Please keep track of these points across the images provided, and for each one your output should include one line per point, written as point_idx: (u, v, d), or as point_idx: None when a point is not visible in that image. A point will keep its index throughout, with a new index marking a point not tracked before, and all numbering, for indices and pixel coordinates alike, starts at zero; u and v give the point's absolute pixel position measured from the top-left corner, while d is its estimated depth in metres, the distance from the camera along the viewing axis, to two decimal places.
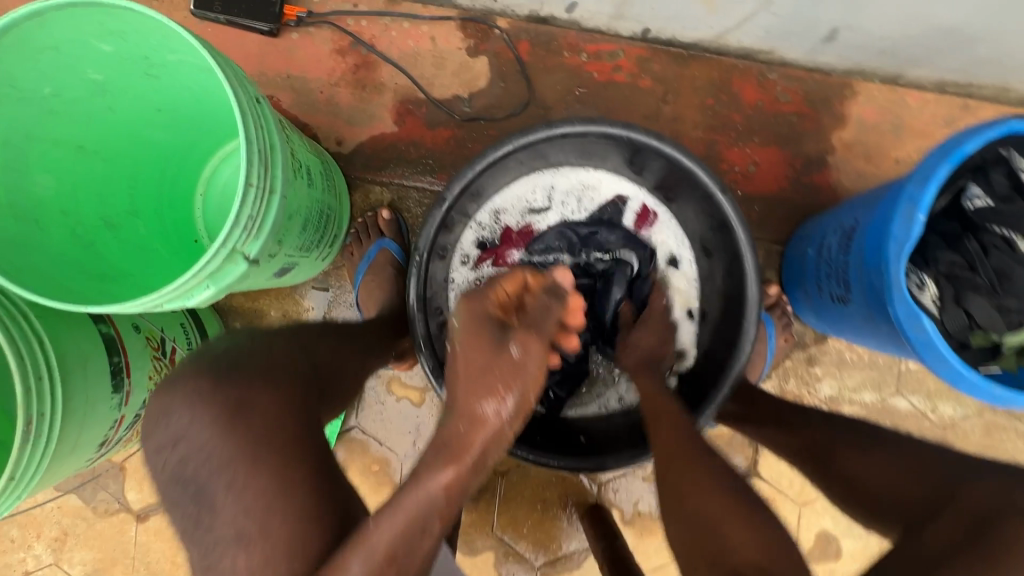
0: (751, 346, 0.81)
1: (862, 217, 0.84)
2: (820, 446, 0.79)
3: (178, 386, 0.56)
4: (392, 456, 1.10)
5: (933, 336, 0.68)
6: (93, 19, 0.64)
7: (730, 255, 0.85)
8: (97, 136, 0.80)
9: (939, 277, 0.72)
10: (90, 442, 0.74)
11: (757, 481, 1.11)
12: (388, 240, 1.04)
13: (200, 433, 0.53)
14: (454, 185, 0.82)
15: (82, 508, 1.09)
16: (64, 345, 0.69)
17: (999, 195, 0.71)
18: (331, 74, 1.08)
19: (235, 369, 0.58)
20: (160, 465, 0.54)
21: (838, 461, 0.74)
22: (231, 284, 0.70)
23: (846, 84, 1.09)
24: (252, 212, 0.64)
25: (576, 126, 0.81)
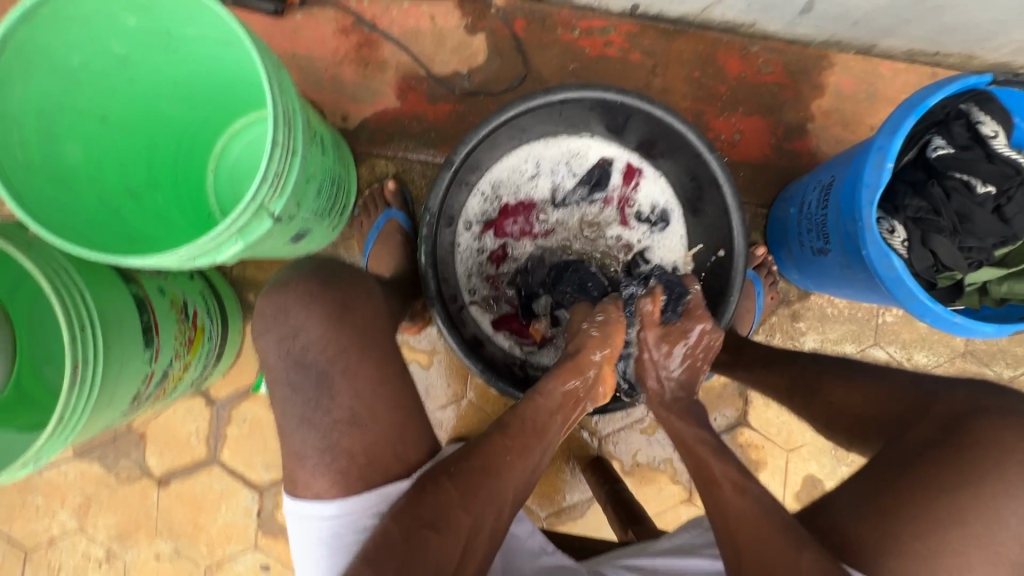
0: (739, 294, 0.87)
1: (837, 173, 0.91)
2: (807, 379, 0.83)
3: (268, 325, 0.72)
4: None
5: (902, 273, 0.75)
6: None
7: (716, 207, 0.92)
8: (120, 110, 0.84)
9: (907, 221, 0.79)
10: (125, 395, 0.79)
11: (747, 431, 1.18)
12: (395, 210, 1.08)
13: (318, 326, 0.71)
14: (460, 150, 0.88)
15: (105, 475, 1.14)
16: (101, 300, 0.74)
17: (959, 144, 0.78)
18: (335, 52, 1.12)
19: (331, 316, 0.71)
20: (284, 350, 0.70)
21: (825, 393, 0.78)
22: (256, 241, 0.74)
23: (824, 55, 1.16)
24: (277, 170, 0.69)
25: (573, 92, 0.87)
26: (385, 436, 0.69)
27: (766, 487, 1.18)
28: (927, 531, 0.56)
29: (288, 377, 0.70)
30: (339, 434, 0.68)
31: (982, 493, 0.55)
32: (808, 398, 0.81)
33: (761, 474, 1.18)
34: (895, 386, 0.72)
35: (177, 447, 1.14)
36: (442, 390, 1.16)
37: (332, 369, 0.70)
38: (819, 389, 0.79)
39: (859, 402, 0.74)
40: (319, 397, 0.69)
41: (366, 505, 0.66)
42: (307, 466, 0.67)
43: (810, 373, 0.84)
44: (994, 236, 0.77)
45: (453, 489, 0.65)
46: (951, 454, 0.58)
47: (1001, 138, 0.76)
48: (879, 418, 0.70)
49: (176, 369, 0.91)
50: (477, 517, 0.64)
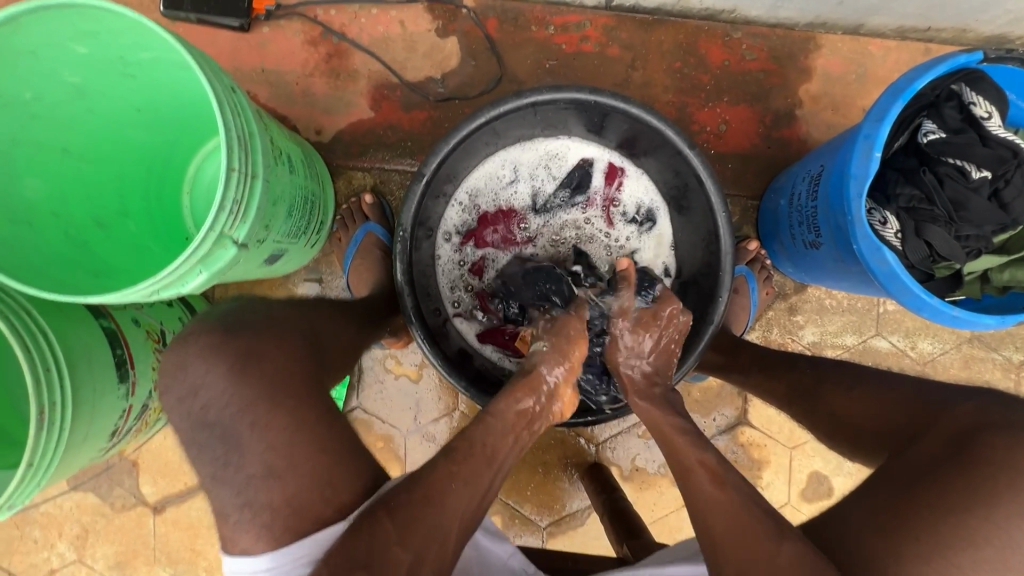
0: (727, 294, 0.85)
1: (826, 163, 0.87)
2: (808, 388, 0.80)
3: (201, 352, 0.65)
4: (395, 432, 1.14)
5: (895, 268, 0.71)
6: (64, 21, 0.67)
7: (700, 205, 0.89)
8: (82, 140, 0.82)
9: (899, 212, 0.75)
10: (101, 432, 0.78)
11: (748, 429, 1.15)
12: (373, 224, 1.06)
13: (220, 383, 0.64)
14: (431, 161, 0.85)
15: (100, 505, 1.13)
16: (67, 339, 0.72)
17: (951, 127, 0.74)
18: (304, 64, 1.09)
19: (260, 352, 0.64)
20: (184, 413, 0.64)
21: (826, 401, 0.76)
22: (222, 269, 0.72)
23: (810, 37, 1.11)
24: (236, 197, 0.67)
25: (545, 94, 0.84)
26: (312, 485, 0.61)
27: (770, 487, 1.15)
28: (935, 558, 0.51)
29: (193, 439, 0.63)
30: (256, 490, 0.60)
31: (993, 514, 0.51)
32: (808, 405, 0.78)
33: (764, 473, 1.15)
34: (898, 398, 0.68)
35: (170, 473, 1.13)
36: (433, 404, 1.14)
37: (239, 425, 0.62)
38: (819, 396, 0.77)
39: (860, 412, 0.71)
40: (229, 455, 0.62)
41: (297, 554, 0.58)
42: (229, 524, 0.60)
43: (812, 379, 0.81)
44: (992, 223, 0.73)
45: (390, 524, 0.58)
46: (958, 470, 0.55)
47: (995, 118, 0.72)
48: (879, 426, 0.67)
49: (156, 401, 0.89)
50: (419, 550, 0.59)
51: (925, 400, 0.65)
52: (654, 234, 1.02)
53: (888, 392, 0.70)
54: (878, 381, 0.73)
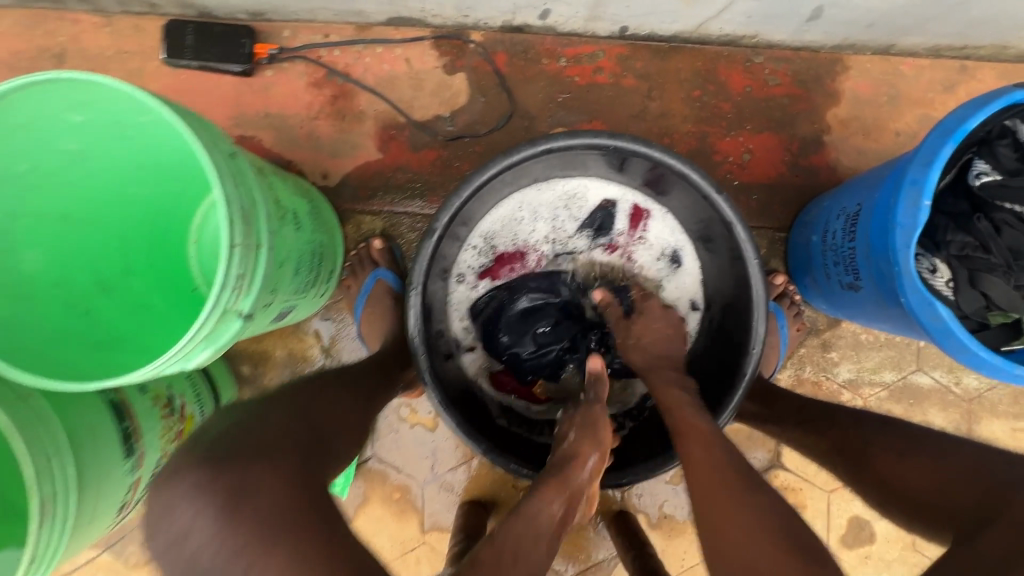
0: (761, 347, 0.79)
1: (864, 201, 0.81)
2: (851, 445, 0.74)
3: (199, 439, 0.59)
4: (412, 483, 1.10)
5: (949, 324, 0.66)
6: (57, 93, 0.64)
7: (729, 249, 0.84)
8: (81, 205, 0.79)
9: (951, 259, 0.69)
10: (109, 509, 0.75)
11: (782, 473, 1.09)
12: (384, 270, 1.03)
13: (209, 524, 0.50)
14: (443, 213, 0.81)
15: (113, 562, 1.11)
16: (70, 419, 0.69)
17: (1007, 168, 0.68)
18: (309, 107, 1.06)
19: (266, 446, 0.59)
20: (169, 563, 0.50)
21: (875, 465, 0.69)
22: (228, 343, 0.69)
23: (837, 59, 1.06)
24: (240, 271, 0.64)
25: (561, 140, 0.79)
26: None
27: None
28: None
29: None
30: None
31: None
32: (854, 468, 0.72)
33: (800, 519, 1.09)
34: (964, 469, 0.61)
35: None
36: (450, 452, 1.10)
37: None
38: (867, 459, 0.70)
39: (916, 482, 0.64)
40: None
41: None
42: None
43: (857, 435, 0.74)
44: None
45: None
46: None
47: None
48: (944, 504, 0.61)
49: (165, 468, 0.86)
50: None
51: (995, 475, 0.58)
52: (682, 275, 0.97)
53: (948, 459, 0.64)
54: (931, 446, 0.66)
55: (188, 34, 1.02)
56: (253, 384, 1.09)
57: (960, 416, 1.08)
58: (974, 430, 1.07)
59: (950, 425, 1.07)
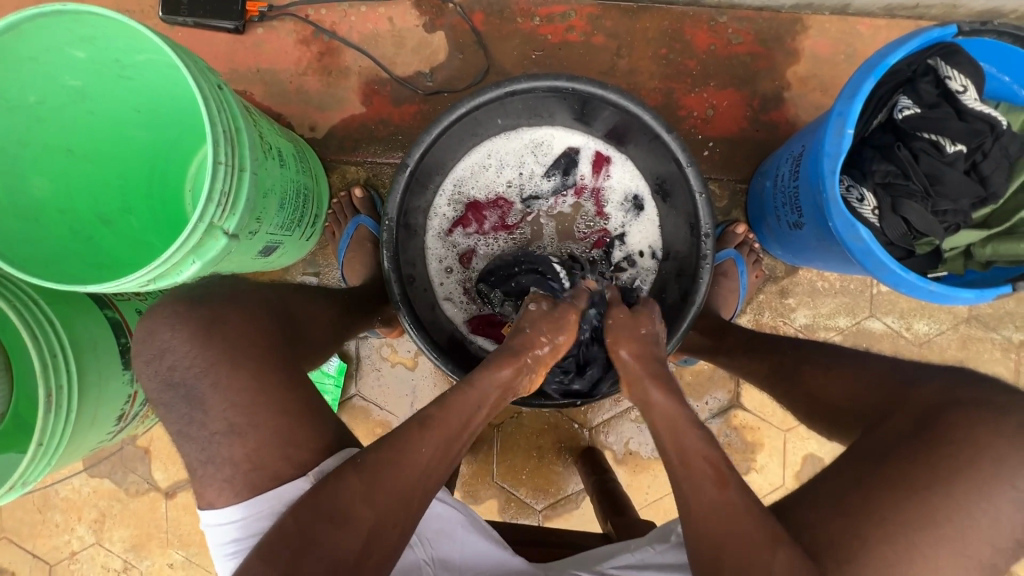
0: (707, 278, 0.86)
1: (807, 142, 0.87)
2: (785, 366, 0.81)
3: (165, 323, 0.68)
4: (393, 419, 1.17)
5: (869, 244, 0.72)
6: (61, 27, 0.71)
7: (682, 189, 0.90)
8: (84, 140, 0.87)
9: (876, 188, 0.76)
10: (108, 415, 0.83)
11: (741, 412, 1.16)
12: (363, 217, 1.10)
13: (184, 345, 0.67)
14: (415, 152, 0.87)
15: (116, 490, 1.19)
16: (74, 326, 0.76)
17: (927, 103, 0.74)
18: (297, 63, 1.13)
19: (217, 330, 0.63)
20: (152, 372, 0.67)
21: (804, 382, 0.76)
22: (215, 259, 0.76)
23: (797, 19, 1.11)
24: (224, 189, 0.71)
25: (523, 83, 0.85)
26: None
27: (764, 469, 1.15)
28: (889, 527, 0.53)
29: (160, 398, 0.67)
30: (218, 446, 0.64)
31: (944, 482, 0.53)
32: (786, 386, 0.79)
33: (758, 456, 1.15)
34: (881, 377, 0.67)
35: (180, 459, 1.18)
36: (429, 391, 1.17)
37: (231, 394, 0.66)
38: (797, 377, 0.77)
39: (835, 388, 0.71)
40: (194, 413, 0.66)
41: (260, 510, 0.62)
42: (200, 480, 0.64)
43: (792, 358, 0.81)
44: (968, 197, 0.73)
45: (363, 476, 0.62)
46: (932, 445, 0.56)
47: (971, 92, 0.72)
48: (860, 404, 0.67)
49: None
50: (383, 512, 0.61)
51: (899, 378, 0.66)
52: (644, 220, 1.03)
53: (864, 368, 0.71)
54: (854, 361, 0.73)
55: None
56: None
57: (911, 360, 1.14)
58: None
59: None
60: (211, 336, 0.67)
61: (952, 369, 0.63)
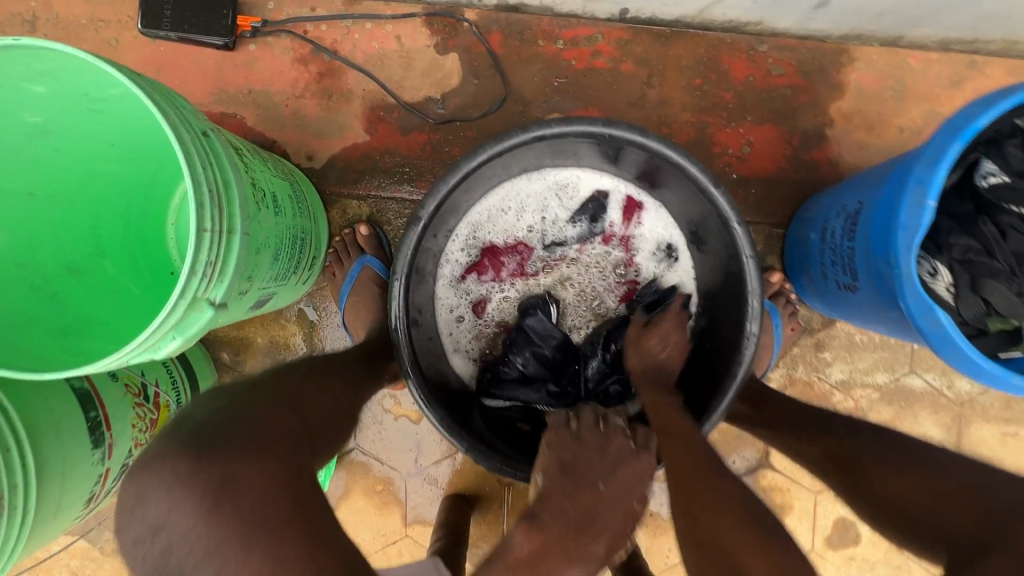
0: (753, 348, 0.76)
1: (866, 200, 0.78)
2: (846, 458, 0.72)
3: (155, 466, 0.49)
4: (395, 475, 1.08)
5: (949, 330, 0.63)
6: (17, 62, 0.60)
7: (725, 247, 0.81)
8: (49, 182, 0.76)
9: (953, 264, 0.67)
10: (76, 500, 0.72)
11: (770, 473, 1.08)
12: (369, 257, 1.00)
13: (185, 520, 0.46)
14: (429, 201, 0.77)
15: (90, 549, 1.09)
16: (33, 408, 0.66)
17: (1015, 170, 0.66)
18: (294, 85, 1.02)
19: (216, 444, 0.50)
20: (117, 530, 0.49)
21: (871, 480, 0.68)
22: (200, 332, 0.66)
23: (843, 50, 1.02)
24: (210, 258, 0.60)
25: (554, 127, 0.76)
26: None
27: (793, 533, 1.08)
28: None
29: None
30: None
31: None
32: (848, 481, 0.71)
33: (787, 519, 1.08)
34: (977, 501, 0.58)
35: None
36: (435, 445, 1.08)
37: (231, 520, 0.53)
38: (861, 472, 0.69)
39: (911, 496, 0.63)
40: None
41: None
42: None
43: (852, 448, 0.73)
44: None
45: None
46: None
47: None
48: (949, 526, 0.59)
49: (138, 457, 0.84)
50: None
51: (992, 500, 0.58)
52: (677, 273, 0.94)
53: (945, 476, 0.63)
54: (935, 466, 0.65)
55: (167, 4, 0.97)
56: (234, 370, 1.06)
57: (951, 419, 1.06)
58: (964, 433, 1.06)
59: (941, 428, 1.06)
60: (222, 505, 0.46)
61: None
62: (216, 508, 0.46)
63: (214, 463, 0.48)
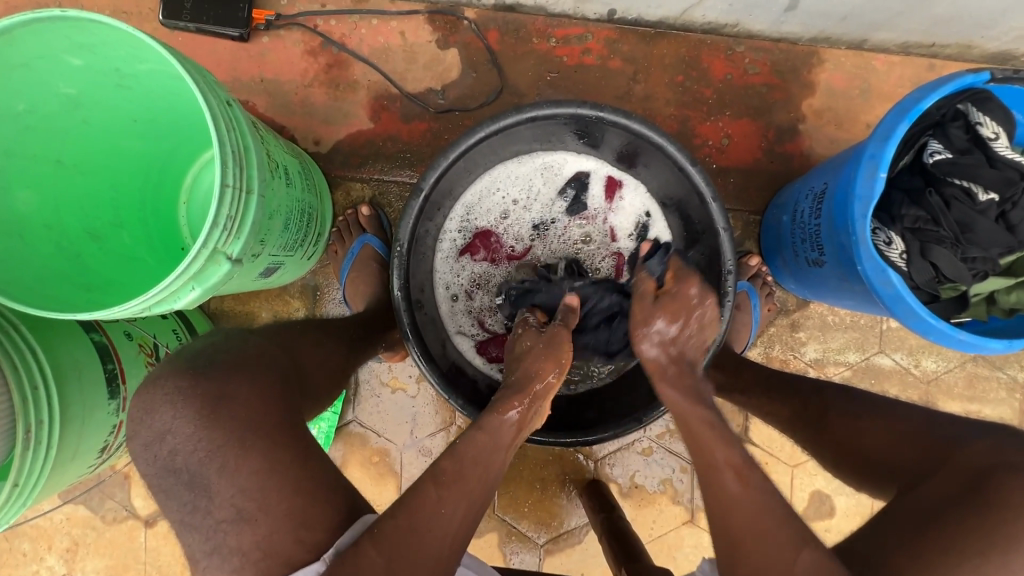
0: (728, 314, 0.82)
1: (830, 180, 0.86)
2: None
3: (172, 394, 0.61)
4: (391, 446, 1.12)
5: (900, 290, 0.70)
6: (58, 33, 0.66)
7: (702, 222, 0.87)
8: (77, 152, 0.81)
9: (904, 232, 0.74)
10: (91, 447, 0.77)
11: (749, 447, 1.13)
12: (370, 236, 1.06)
13: (186, 427, 0.59)
14: (430, 176, 0.84)
15: (91, 518, 1.11)
16: (57, 354, 0.70)
17: (958, 148, 0.73)
18: (304, 75, 1.09)
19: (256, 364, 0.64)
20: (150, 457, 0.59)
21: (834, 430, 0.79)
22: (216, 285, 0.71)
23: (813, 52, 1.11)
24: (230, 214, 0.66)
25: (544, 109, 0.82)
26: None
27: None
28: None
29: (159, 485, 0.59)
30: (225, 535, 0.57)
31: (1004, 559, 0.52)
32: (819, 435, 0.79)
33: None
34: (929, 440, 0.67)
35: None
36: (430, 418, 1.13)
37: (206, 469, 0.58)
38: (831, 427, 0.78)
39: (877, 442, 0.73)
40: (196, 500, 0.58)
41: None
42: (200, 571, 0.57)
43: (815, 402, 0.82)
44: (999, 246, 0.72)
45: (376, 553, 0.55)
46: (972, 510, 0.56)
47: (1002, 139, 0.71)
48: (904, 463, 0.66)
49: None
50: None
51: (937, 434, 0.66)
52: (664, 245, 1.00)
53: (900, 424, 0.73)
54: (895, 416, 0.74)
55: None
56: None
57: (919, 397, 1.13)
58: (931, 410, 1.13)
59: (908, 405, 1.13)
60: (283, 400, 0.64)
61: (995, 429, 0.64)
62: (215, 414, 0.59)
63: (214, 378, 0.62)
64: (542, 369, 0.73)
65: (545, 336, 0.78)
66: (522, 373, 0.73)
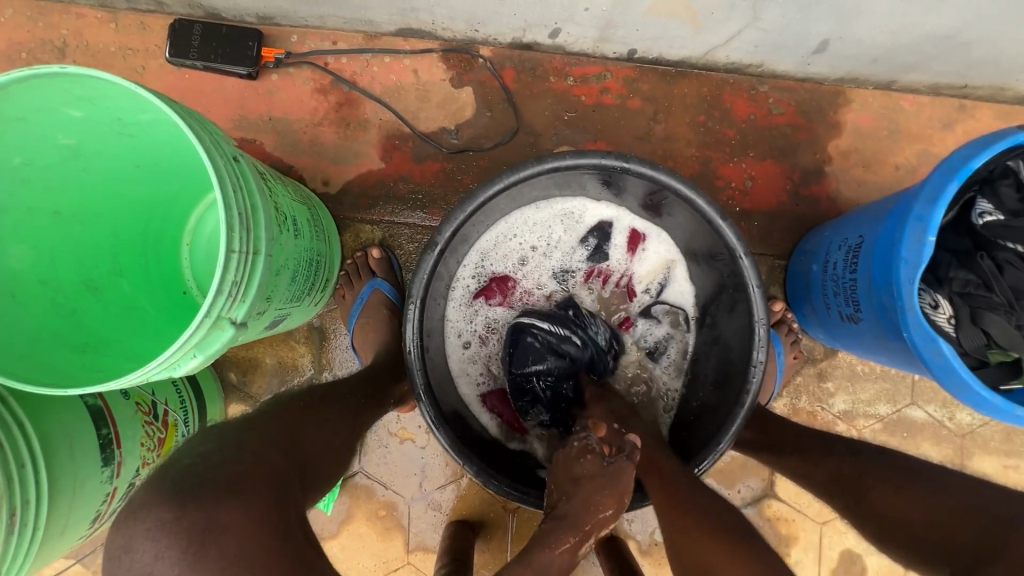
0: (759, 377, 0.78)
1: (867, 234, 0.81)
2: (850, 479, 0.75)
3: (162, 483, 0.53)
4: (398, 500, 1.07)
5: (951, 360, 0.65)
6: (58, 88, 0.62)
7: (731, 277, 0.83)
8: (75, 202, 0.78)
9: (953, 296, 0.70)
10: (82, 519, 0.72)
11: (774, 502, 1.08)
12: (380, 281, 1.02)
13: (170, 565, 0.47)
14: (445, 229, 0.79)
15: (82, 573, 1.06)
16: (48, 422, 0.66)
17: (1010, 208, 0.69)
18: (313, 113, 1.06)
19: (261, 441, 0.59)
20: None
21: (871, 498, 0.71)
22: (219, 351, 0.67)
23: (839, 92, 1.07)
24: (236, 279, 0.62)
25: (567, 160, 0.79)
26: None
27: (799, 565, 1.07)
28: None
29: None
30: None
31: None
32: (852, 501, 0.73)
33: (793, 550, 1.07)
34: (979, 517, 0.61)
35: None
36: (439, 469, 1.07)
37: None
38: (865, 493, 0.72)
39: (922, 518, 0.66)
40: None
41: None
42: None
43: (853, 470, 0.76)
44: None
45: None
46: None
47: None
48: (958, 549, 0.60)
49: None
50: None
51: (992, 514, 0.60)
52: (690, 323, 0.97)
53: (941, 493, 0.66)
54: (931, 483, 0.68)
55: (195, 33, 1.01)
56: (240, 391, 1.06)
57: (953, 451, 1.07)
58: (966, 465, 1.07)
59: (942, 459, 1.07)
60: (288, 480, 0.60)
61: None
62: (202, 553, 0.46)
63: (201, 506, 0.49)
64: (600, 504, 0.69)
65: (611, 468, 0.72)
66: (578, 504, 0.69)
